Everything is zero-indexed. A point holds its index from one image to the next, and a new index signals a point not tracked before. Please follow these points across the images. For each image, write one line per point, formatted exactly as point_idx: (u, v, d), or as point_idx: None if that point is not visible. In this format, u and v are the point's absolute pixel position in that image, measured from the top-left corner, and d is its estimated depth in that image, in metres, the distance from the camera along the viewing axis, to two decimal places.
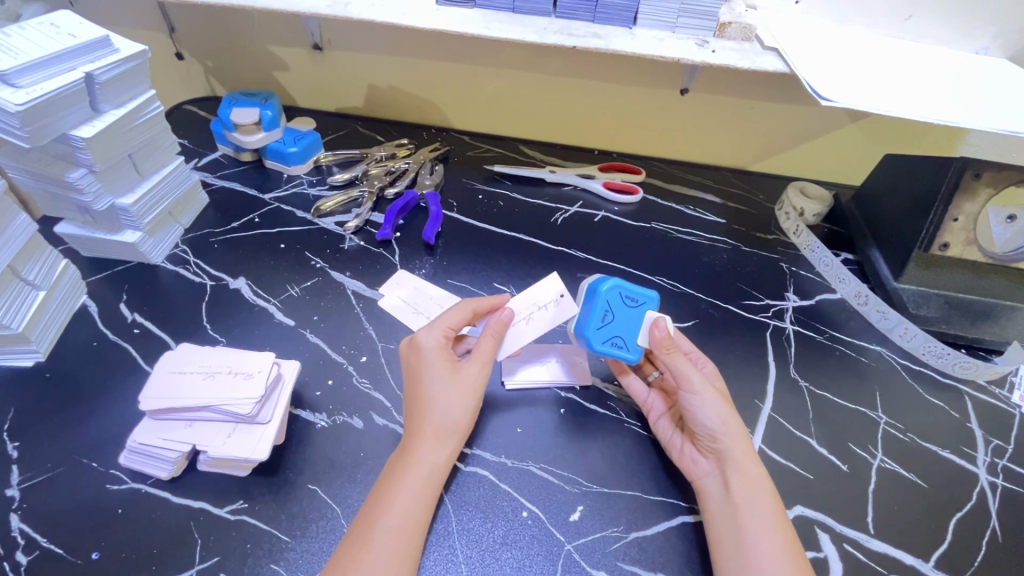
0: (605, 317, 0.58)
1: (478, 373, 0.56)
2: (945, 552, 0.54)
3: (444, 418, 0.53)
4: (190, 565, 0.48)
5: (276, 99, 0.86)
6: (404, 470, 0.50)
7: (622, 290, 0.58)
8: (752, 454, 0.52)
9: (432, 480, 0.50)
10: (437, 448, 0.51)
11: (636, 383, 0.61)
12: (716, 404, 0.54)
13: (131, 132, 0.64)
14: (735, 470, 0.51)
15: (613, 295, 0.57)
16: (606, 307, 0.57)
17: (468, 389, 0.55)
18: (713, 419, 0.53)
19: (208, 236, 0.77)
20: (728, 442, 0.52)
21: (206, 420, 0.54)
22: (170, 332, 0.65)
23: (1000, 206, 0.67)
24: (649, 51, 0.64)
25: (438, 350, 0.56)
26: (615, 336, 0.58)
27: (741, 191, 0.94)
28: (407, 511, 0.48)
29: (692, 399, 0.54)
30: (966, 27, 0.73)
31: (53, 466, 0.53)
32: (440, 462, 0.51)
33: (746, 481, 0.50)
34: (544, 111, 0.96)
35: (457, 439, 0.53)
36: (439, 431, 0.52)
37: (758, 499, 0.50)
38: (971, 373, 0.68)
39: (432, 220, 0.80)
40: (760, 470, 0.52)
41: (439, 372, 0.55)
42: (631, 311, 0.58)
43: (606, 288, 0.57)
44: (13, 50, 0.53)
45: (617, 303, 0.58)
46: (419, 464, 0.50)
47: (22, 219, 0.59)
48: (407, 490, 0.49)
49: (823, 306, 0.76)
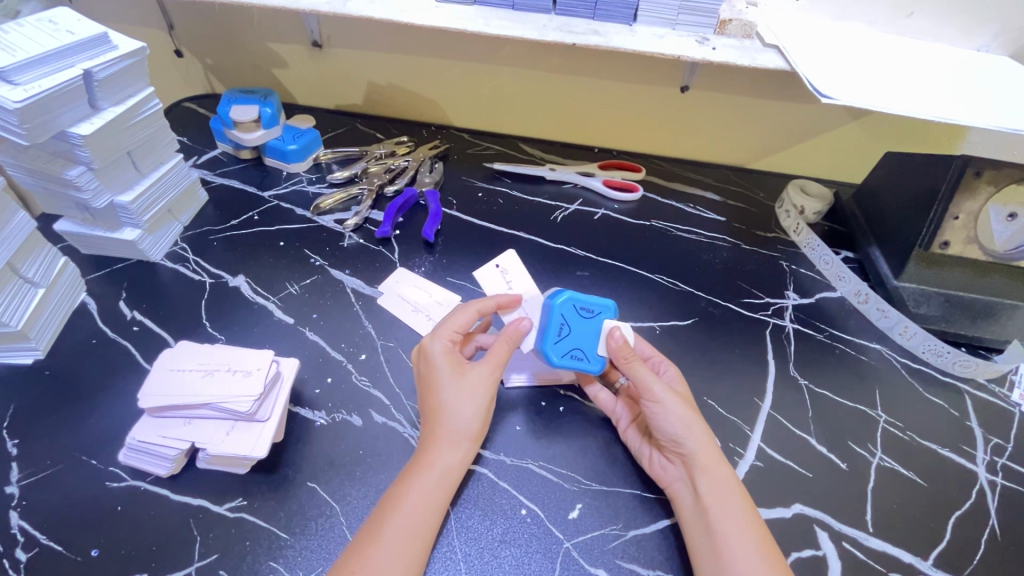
0: (562, 330, 0.58)
1: (488, 374, 0.55)
2: (944, 550, 0.54)
3: (459, 421, 0.53)
4: (190, 562, 0.48)
5: (275, 96, 0.86)
6: (417, 472, 0.50)
7: (576, 301, 0.59)
8: (718, 455, 0.52)
9: (445, 482, 0.50)
10: (452, 450, 0.52)
11: (602, 393, 0.61)
12: (678, 410, 0.53)
13: (130, 129, 0.64)
14: (703, 474, 0.50)
15: (567, 307, 0.58)
16: (561, 320, 0.58)
17: (478, 390, 0.54)
18: (675, 425, 0.52)
19: (208, 233, 0.77)
20: (693, 447, 0.51)
21: (205, 417, 0.54)
22: (169, 329, 0.65)
23: (1001, 204, 0.67)
24: (649, 48, 0.64)
25: (446, 353, 0.56)
26: (574, 348, 0.58)
27: (741, 188, 0.94)
28: (418, 512, 0.48)
29: (653, 407, 0.53)
30: (968, 24, 0.73)
31: (53, 463, 0.53)
32: (454, 464, 0.51)
33: (715, 484, 0.50)
34: (544, 108, 0.95)
35: (471, 444, 0.53)
36: (454, 433, 0.52)
37: (729, 501, 0.49)
38: (971, 372, 0.68)
39: (432, 217, 0.80)
40: (728, 470, 0.51)
41: (447, 375, 0.54)
42: (587, 322, 0.59)
43: (560, 301, 0.58)
44: (12, 47, 0.53)
45: (572, 314, 0.58)
46: (434, 466, 0.50)
47: (22, 216, 0.59)
48: (419, 492, 0.49)
49: (823, 304, 0.76)
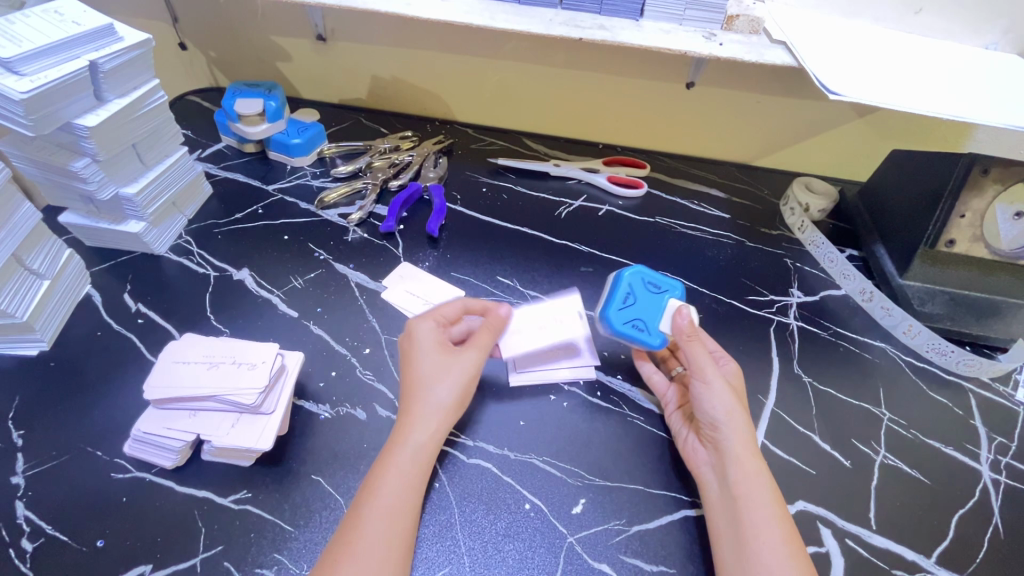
0: (627, 299, 0.60)
1: (471, 356, 0.56)
2: (947, 548, 0.54)
3: (434, 398, 0.53)
4: (195, 553, 0.48)
5: (280, 91, 0.86)
6: (392, 451, 0.50)
7: (645, 276, 0.61)
8: (753, 448, 0.52)
9: (418, 459, 0.50)
10: (424, 428, 0.51)
11: (655, 375, 0.62)
12: (723, 395, 0.53)
13: (135, 121, 0.64)
14: (734, 462, 0.50)
15: (635, 280, 0.61)
16: (629, 290, 0.60)
17: (457, 370, 0.54)
18: (718, 409, 0.53)
19: (212, 227, 0.77)
20: (730, 433, 0.52)
21: (210, 410, 0.54)
22: (175, 323, 0.65)
23: (1007, 203, 0.66)
24: (656, 43, 0.64)
25: (432, 335, 0.57)
26: (636, 319, 0.59)
27: (746, 186, 0.94)
28: (397, 492, 0.48)
29: (700, 388, 0.54)
30: (976, 23, 0.73)
31: (58, 454, 0.53)
32: (425, 442, 0.51)
33: (746, 474, 0.50)
34: (548, 104, 0.95)
35: (448, 418, 0.53)
36: (425, 408, 0.52)
37: (758, 491, 0.49)
38: (975, 370, 0.67)
39: (436, 213, 0.80)
40: (761, 463, 0.51)
41: (432, 354, 0.55)
42: (653, 296, 0.60)
43: (629, 273, 0.61)
44: (17, 37, 0.52)
45: (640, 286, 0.60)
46: (407, 444, 0.50)
47: (27, 207, 0.59)
48: (394, 472, 0.49)
49: (828, 303, 0.76)
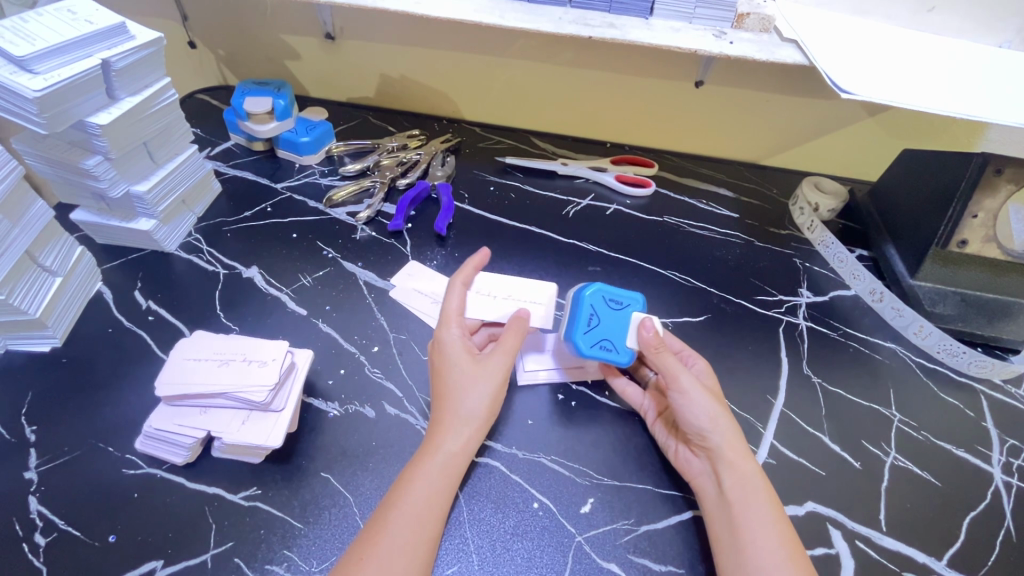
0: (591, 321, 0.59)
1: (498, 362, 0.55)
2: (958, 551, 0.53)
3: (464, 407, 0.53)
4: (206, 548, 0.49)
5: (288, 89, 0.87)
6: (423, 457, 0.50)
7: (605, 293, 0.60)
8: (744, 450, 0.52)
9: (449, 467, 0.50)
10: (456, 435, 0.51)
11: (629, 388, 0.61)
12: (705, 401, 0.53)
13: (146, 119, 0.64)
14: (727, 469, 0.50)
15: (596, 298, 0.59)
16: (591, 311, 0.59)
17: (488, 375, 0.54)
18: (703, 417, 0.52)
19: (221, 225, 0.77)
20: (719, 441, 0.51)
21: (221, 407, 0.54)
22: (184, 320, 0.65)
23: (1021, 205, 0.65)
24: (666, 42, 0.63)
25: (459, 343, 0.57)
26: (603, 339, 0.58)
27: (753, 184, 0.94)
28: (426, 499, 0.48)
29: (680, 398, 0.53)
30: (990, 20, 0.72)
31: (70, 450, 0.54)
32: (457, 449, 0.51)
33: (740, 479, 0.50)
34: (558, 103, 0.95)
35: (479, 431, 0.53)
36: (459, 417, 0.52)
37: (753, 495, 0.49)
38: (987, 372, 0.67)
39: (444, 211, 0.80)
40: (753, 466, 0.51)
41: (462, 361, 0.55)
42: (617, 313, 0.59)
43: (590, 292, 0.59)
44: (31, 36, 0.53)
45: (602, 305, 0.59)
46: (438, 451, 0.51)
47: (40, 205, 0.59)
48: (425, 477, 0.49)
49: (837, 303, 0.75)
